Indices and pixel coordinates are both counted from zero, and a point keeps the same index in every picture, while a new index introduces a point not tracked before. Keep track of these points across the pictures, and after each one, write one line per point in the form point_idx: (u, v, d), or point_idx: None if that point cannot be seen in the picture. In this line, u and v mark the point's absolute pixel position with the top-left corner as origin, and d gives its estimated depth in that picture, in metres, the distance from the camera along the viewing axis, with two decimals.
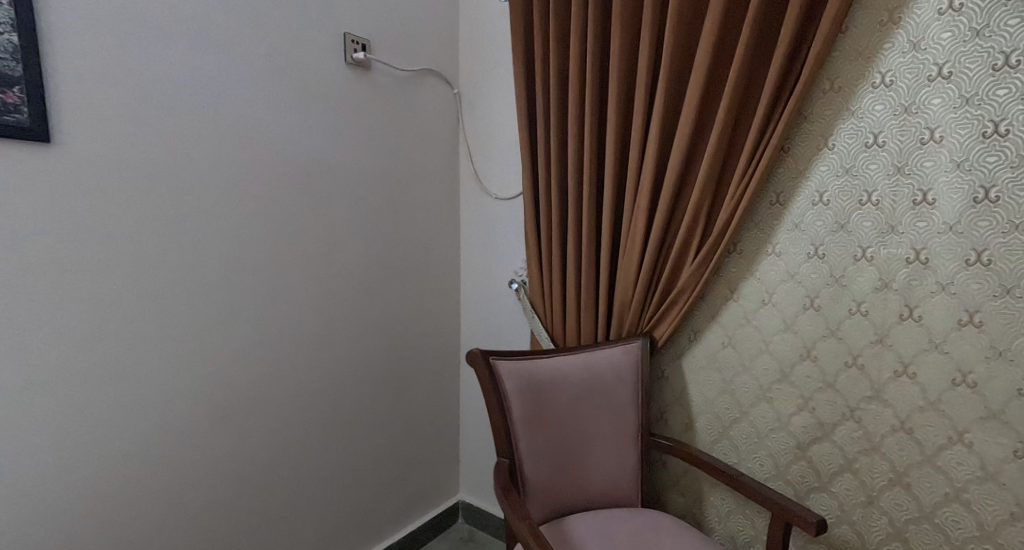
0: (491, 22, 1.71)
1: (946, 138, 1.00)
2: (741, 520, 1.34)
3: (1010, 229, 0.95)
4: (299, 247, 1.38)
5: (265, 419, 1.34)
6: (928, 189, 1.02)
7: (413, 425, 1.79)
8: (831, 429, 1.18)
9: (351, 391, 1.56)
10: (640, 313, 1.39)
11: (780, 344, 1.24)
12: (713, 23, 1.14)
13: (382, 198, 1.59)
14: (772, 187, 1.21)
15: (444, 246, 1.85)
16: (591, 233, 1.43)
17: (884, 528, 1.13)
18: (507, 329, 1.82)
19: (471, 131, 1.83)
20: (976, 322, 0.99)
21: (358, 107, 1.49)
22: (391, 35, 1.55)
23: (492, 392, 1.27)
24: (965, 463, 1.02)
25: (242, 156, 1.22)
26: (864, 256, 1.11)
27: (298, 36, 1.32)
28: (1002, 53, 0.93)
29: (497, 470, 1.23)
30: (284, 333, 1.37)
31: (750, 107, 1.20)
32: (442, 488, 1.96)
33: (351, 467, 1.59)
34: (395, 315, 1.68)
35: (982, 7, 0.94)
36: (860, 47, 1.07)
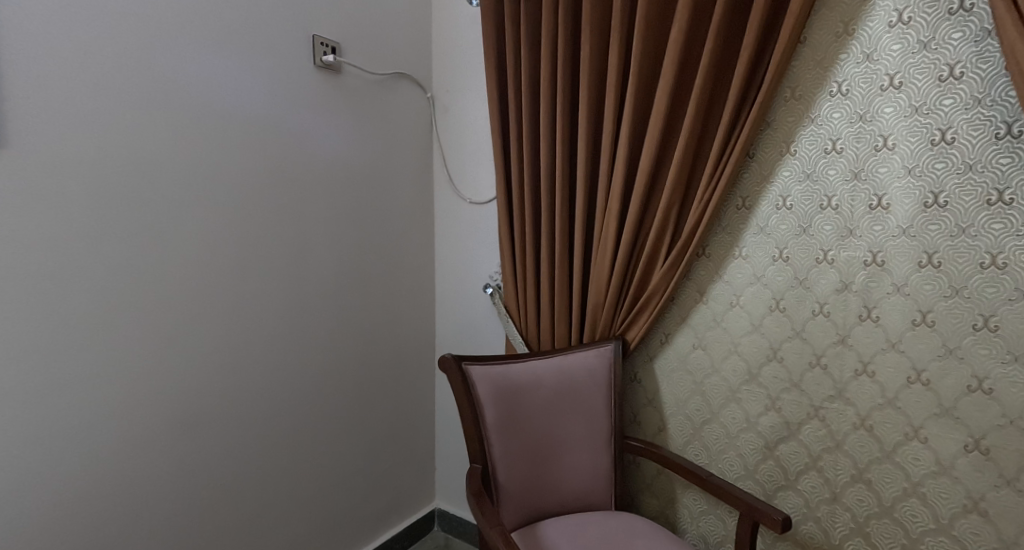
0: (464, 27, 1.72)
1: (898, 145, 1.01)
2: (712, 520, 1.34)
3: (958, 233, 0.96)
4: (265, 254, 1.36)
5: (232, 427, 1.33)
6: (883, 194, 1.04)
7: (385, 427, 1.79)
8: (797, 428, 1.18)
9: (321, 400, 1.55)
10: (612, 316, 1.39)
11: (747, 345, 1.24)
12: (679, 31, 1.16)
13: (352, 204, 1.58)
14: (737, 192, 1.23)
15: (417, 249, 1.84)
16: (563, 236, 1.44)
17: (847, 524, 1.13)
18: (483, 333, 1.82)
19: (445, 135, 1.82)
20: (929, 322, 1.00)
21: (327, 110, 1.46)
22: (361, 37, 1.54)
23: (465, 398, 1.23)
24: (921, 459, 1.03)
25: (207, 162, 1.20)
26: (825, 259, 1.12)
27: (264, 38, 1.30)
28: (947, 65, 0.95)
29: (471, 477, 1.18)
30: (253, 342, 1.36)
31: (716, 112, 1.20)
32: (416, 491, 1.95)
33: (322, 473, 1.59)
34: (367, 321, 1.67)
35: (929, 19, 0.96)
36: (818, 56, 1.09)
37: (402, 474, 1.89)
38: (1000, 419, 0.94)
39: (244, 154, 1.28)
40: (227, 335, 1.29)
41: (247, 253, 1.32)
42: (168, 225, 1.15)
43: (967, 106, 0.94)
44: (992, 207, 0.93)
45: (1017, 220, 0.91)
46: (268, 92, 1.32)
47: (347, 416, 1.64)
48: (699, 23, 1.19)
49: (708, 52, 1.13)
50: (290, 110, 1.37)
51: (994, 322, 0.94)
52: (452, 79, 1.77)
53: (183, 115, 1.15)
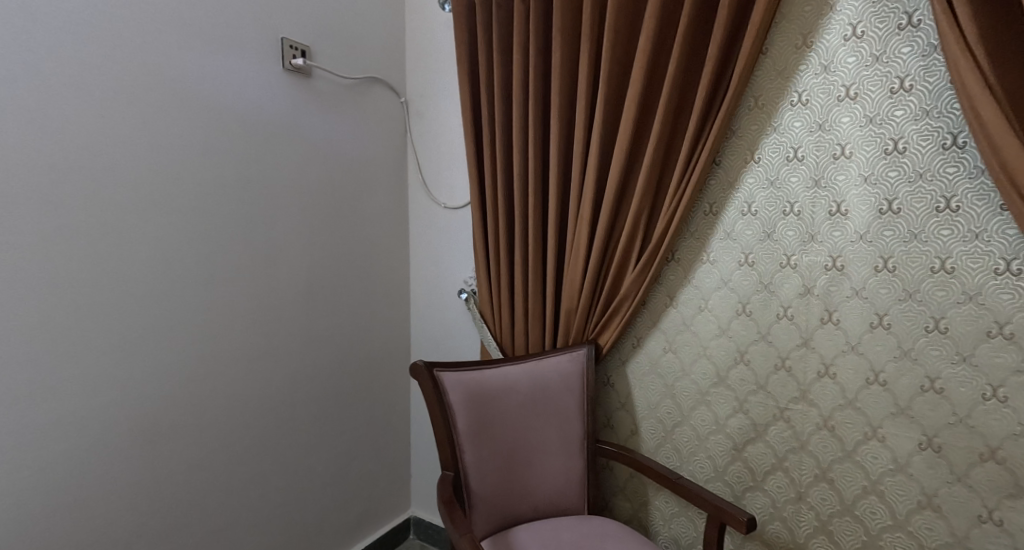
0: (437, 33, 1.72)
1: (855, 154, 1.05)
2: (683, 522, 1.35)
3: (911, 238, 1.00)
4: (233, 260, 1.32)
5: (197, 439, 1.29)
6: (842, 201, 1.07)
7: (359, 435, 1.75)
8: (763, 429, 1.20)
9: (291, 408, 1.52)
10: (585, 320, 1.40)
11: (715, 348, 1.27)
12: (646, 40, 1.18)
13: (323, 208, 1.55)
14: (704, 198, 1.25)
15: (390, 254, 1.82)
16: (536, 241, 1.44)
17: (811, 522, 1.15)
18: (458, 339, 1.81)
19: (420, 140, 1.81)
20: (885, 324, 1.04)
21: (297, 114, 1.44)
22: (332, 41, 1.53)
23: (436, 404, 1.22)
24: (879, 457, 1.06)
25: (169, 165, 1.17)
26: (789, 264, 1.15)
27: (230, 40, 1.27)
28: (897, 78, 0.99)
29: (443, 485, 1.17)
30: (220, 350, 1.32)
31: (683, 120, 1.23)
32: (391, 499, 1.92)
33: (293, 484, 1.55)
34: (340, 328, 1.65)
35: (880, 33, 1.00)
36: (779, 67, 1.12)
37: (377, 483, 1.86)
38: (951, 417, 0.98)
39: (210, 159, 1.25)
40: (192, 343, 1.25)
41: (214, 260, 1.28)
42: (128, 230, 1.10)
43: (917, 116, 0.98)
44: (941, 214, 0.96)
45: (964, 226, 0.94)
46: (235, 95, 1.29)
47: (320, 425, 1.61)
48: (667, 32, 1.21)
49: (675, 62, 1.15)
50: (258, 114, 1.35)
51: (944, 324, 0.98)
52: (425, 83, 1.77)
53: (143, 117, 1.11)
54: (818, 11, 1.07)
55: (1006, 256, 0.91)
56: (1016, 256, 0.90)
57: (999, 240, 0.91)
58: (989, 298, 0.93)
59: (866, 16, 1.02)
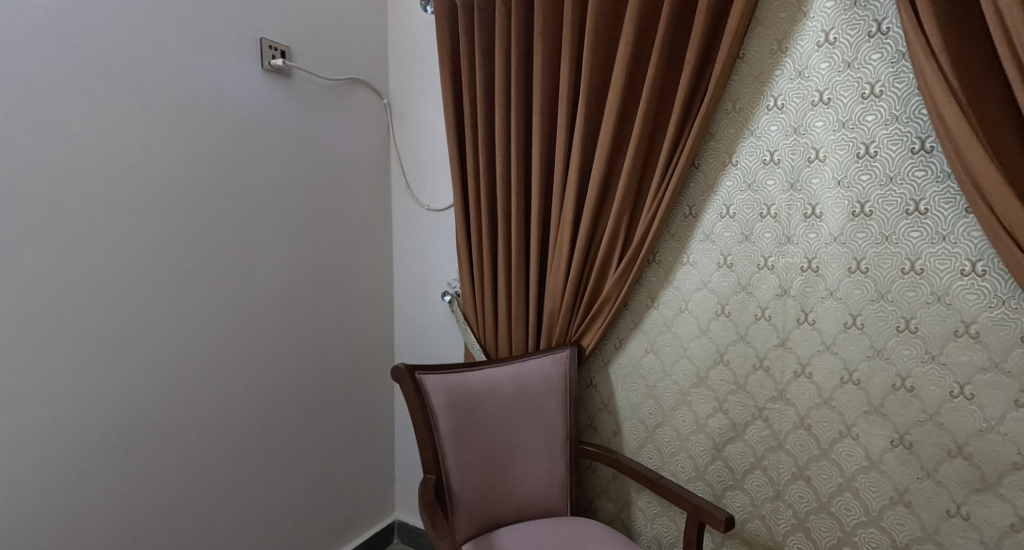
0: (420, 34, 1.71)
1: (829, 158, 1.07)
2: (666, 522, 1.36)
3: (882, 240, 1.02)
4: (212, 263, 1.30)
5: (173, 446, 1.26)
6: (816, 203, 1.09)
7: (342, 439, 1.74)
8: (742, 429, 1.22)
9: (272, 413, 1.49)
10: (568, 322, 1.40)
11: (696, 349, 1.28)
12: (627, 44, 1.19)
13: (304, 210, 1.53)
14: (684, 201, 1.27)
15: (373, 256, 1.80)
16: (519, 243, 1.44)
17: (789, 520, 1.17)
18: (443, 342, 1.81)
19: (403, 142, 1.80)
20: (859, 324, 1.06)
21: (277, 115, 1.43)
22: (313, 42, 1.51)
23: (418, 408, 1.22)
24: (853, 455, 1.08)
25: (144, 167, 1.14)
26: (766, 265, 1.17)
27: (207, 40, 1.25)
28: (868, 84, 1.02)
29: (424, 488, 1.17)
30: (198, 355, 1.29)
31: (663, 122, 1.24)
32: (375, 504, 1.90)
33: (274, 491, 1.52)
34: (322, 331, 1.63)
35: (852, 39, 1.03)
36: (755, 72, 1.14)
37: (361, 488, 1.84)
38: (921, 415, 1.00)
39: (186, 160, 1.22)
40: (169, 348, 1.23)
41: (191, 263, 1.26)
42: (99, 233, 1.08)
43: (887, 121, 1.00)
44: (911, 216, 0.99)
45: (932, 229, 0.97)
46: (213, 96, 1.27)
47: (302, 429, 1.59)
48: (646, 36, 1.23)
49: (654, 66, 1.16)
50: (237, 115, 1.33)
51: (914, 324, 1.00)
52: (408, 85, 1.76)
53: (117, 117, 1.09)
54: (792, 18, 1.09)
55: (972, 258, 0.94)
56: (980, 258, 0.93)
57: (965, 242, 0.94)
58: (956, 299, 0.96)
59: (838, 22, 1.04)
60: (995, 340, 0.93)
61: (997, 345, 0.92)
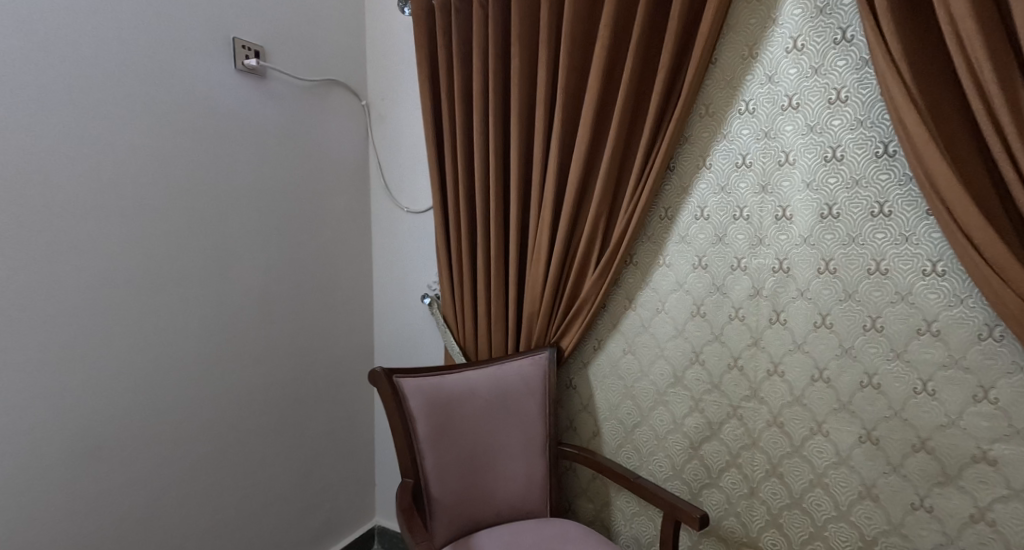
0: (398, 35, 1.70)
1: (798, 161, 1.10)
2: (644, 521, 1.37)
3: (849, 241, 1.05)
4: (185, 266, 1.27)
5: (143, 454, 1.22)
6: (787, 205, 1.12)
7: (320, 445, 1.71)
8: (718, 427, 1.24)
9: (247, 419, 1.46)
10: (547, 324, 1.41)
11: (673, 349, 1.30)
12: (603, 48, 1.20)
13: (280, 212, 1.51)
14: (660, 203, 1.28)
15: (352, 259, 1.78)
16: (498, 245, 1.45)
17: (763, 516, 1.19)
18: (423, 345, 1.79)
19: (381, 143, 1.79)
20: (828, 323, 1.09)
21: (252, 115, 1.40)
22: (288, 42, 1.49)
23: (396, 411, 1.21)
24: (824, 451, 1.10)
25: (112, 167, 1.11)
26: (739, 266, 1.19)
27: (177, 39, 1.22)
28: (835, 89, 1.04)
29: (402, 492, 1.16)
30: (169, 360, 1.26)
31: (639, 125, 1.26)
32: (355, 510, 1.88)
33: (251, 498, 1.49)
34: (299, 335, 1.60)
35: (818, 46, 1.05)
36: (727, 77, 1.17)
37: (340, 493, 1.81)
38: (887, 411, 1.03)
39: (156, 159, 1.19)
40: (139, 353, 1.20)
41: (162, 265, 1.23)
42: (62, 233, 1.05)
43: (853, 125, 1.03)
44: (876, 218, 1.02)
45: (896, 230, 1.00)
46: (183, 95, 1.24)
47: (280, 434, 1.56)
48: (621, 40, 1.24)
49: (629, 71, 1.18)
50: (210, 115, 1.30)
51: (880, 323, 1.03)
52: (387, 86, 1.75)
53: (83, 117, 1.06)
54: (762, 24, 1.11)
55: (932, 258, 0.97)
56: (941, 258, 0.96)
57: (926, 243, 0.97)
58: (918, 298, 0.99)
59: (805, 30, 1.07)
60: (955, 338, 0.96)
61: (957, 343, 0.95)
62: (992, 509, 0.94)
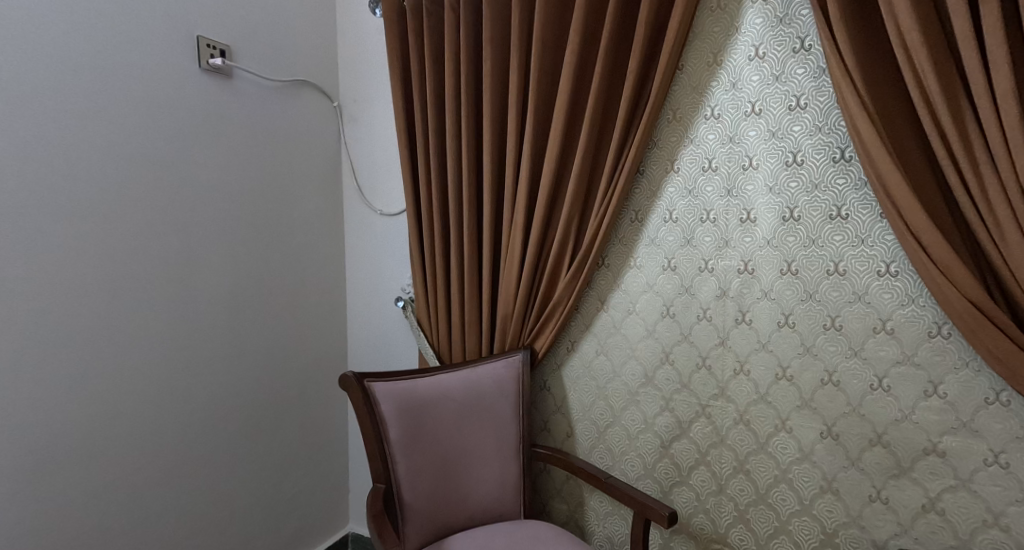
0: (369, 36, 1.69)
1: (761, 165, 1.13)
2: (617, 520, 1.38)
3: (809, 244, 1.09)
4: (147, 270, 1.23)
5: (103, 465, 1.18)
6: (751, 209, 1.15)
7: (291, 452, 1.67)
8: (687, 426, 1.26)
9: (214, 427, 1.42)
10: (521, 325, 1.41)
11: (644, 349, 1.31)
12: (573, 52, 1.21)
13: (248, 214, 1.48)
14: (630, 206, 1.30)
15: (323, 263, 1.76)
16: (472, 248, 1.44)
17: (731, 513, 1.22)
18: (396, 350, 1.78)
19: (354, 145, 1.77)
20: (791, 323, 1.12)
21: (217, 116, 1.37)
22: (256, 42, 1.46)
23: (366, 416, 1.20)
24: (787, 447, 1.14)
25: (68, 168, 1.07)
26: (707, 268, 1.22)
27: (139, 38, 1.18)
28: (795, 96, 1.08)
29: (373, 497, 1.15)
30: (131, 368, 1.21)
31: (609, 129, 1.28)
32: (327, 518, 1.84)
33: (218, 509, 1.45)
34: (269, 339, 1.57)
35: (779, 55, 1.09)
36: (693, 83, 1.19)
37: (312, 501, 1.77)
38: (846, 407, 1.07)
39: (115, 159, 1.15)
40: (97, 361, 1.15)
41: (121, 269, 1.18)
42: (13, 236, 1.00)
43: (812, 131, 1.07)
44: (834, 220, 1.06)
45: (853, 232, 1.04)
46: (145, 93, 1.20)
47: (248, 442, 1.52)
48: (591, 46, 1.26)
49: (599, 75, 1.20)
50: (173, 115, 1.26)
51: (839, 322, 1.07)
52: (358, 87, 1.73)
53: (38, 115, 1.02)
54: (726, 32, 1.14)
55: (886, 259, 1.01)
56: (894, 259, 1.00)
57: (880, 245, 1.01)
58: (874, 298, 1.03)
59: (767, 38, 1.10)
60: (908, 335, 1.00)
61: (910, 340, 1.00)
62: (941, 499, 0.98)
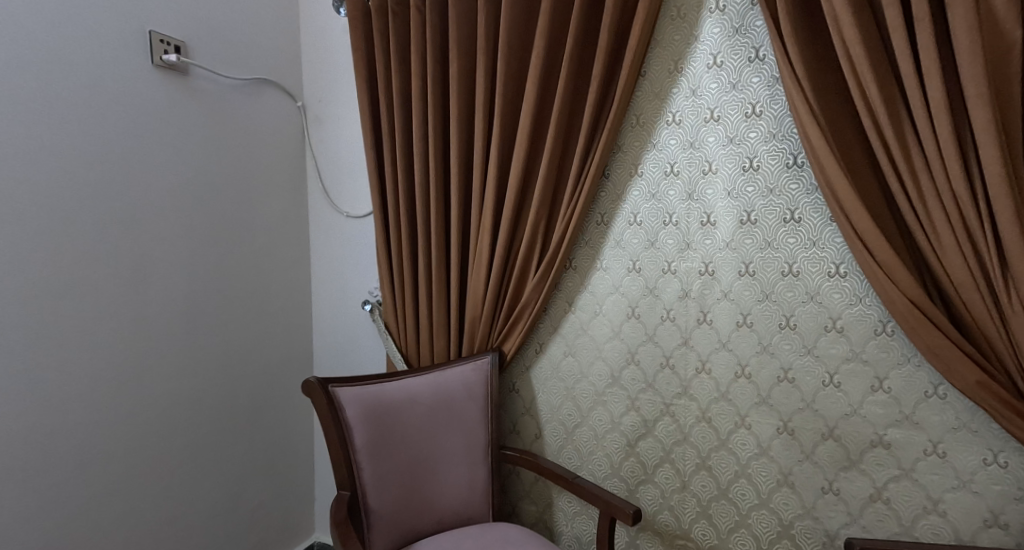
0: (334, 35, 1.66)
1: (720, 170, 1.17)
2: (585, 520, 1.40)
3: (765, 246, 1.13)
4: (98, 275, 1.18)
5: (49, 481, 1.11)
6: (710, 212, 1.18)
7: (254, 461, 1.62)
8: (653, 425, 1.28)
9: (172, 437, 1.36)
10: (489, 328, 1.41)
11: (610, 350, 1.33)
12: (539, 56, 1.22)
13: (207, 216, 1.43)
14: (596, 209, 1.32)
15: (288, 266, 1.71)
16: (440, 251, 1.44)
17: (694, 509, 1.24)
18: (363, 354, 1.75)
19: (318, 145, 1.74)
20: (749, 323, 1.16)
21: (172, 114, 1.32)
22: (213, 39, 1.41)
23: (331, 422, 1.17)
24: (747, 443, 1.17)
25: (10, 167, 1.01)
26: (669, 270, 1.24)
27: (87, 31, 1.13)
28: (751, 104, 1.12)
29: (338, 505, 1.12)
30: (81, 378, 1.16)
31: (574, 134, 1.29)
32: (293, 528, 1.79)
33: (174, 524, 1.38)
34: (229, 345, 1.51)
35: (736, 63, 1.13)
36: (655, 90, 1.22)
37: (276, 510, 1.72)
38: (800, 403, 1.11)
39: (59, 159, 1.09)
40: (41, 371, 1.09)
41: (65, 273, 1.12)
42: None
43: (767, 138, 1.11)
44: (788, 224, 1.10)
45: (805, 235, 1.08)
46: (95, 90, 1.15)
47: (208, 453, 1.46)
48: (556, 50, 1.27)
49: (564, 79, 1.21)
50: (125, 113, 1.21)
51: (793, 321, 1.11)
52: (323, 87, 1.70)
53: None
54: (686, 41, 1.18)
55: (836, 261, 1.06)
56: (842, 261, 1.05)
57: (831, 247, 1.06)
58: (825, 298, 1.07)
59: (724, 48, 1.14)
60: (856, 333, 1.05)
61: (857, 338, 1.04)
62: (887, 489, 1.03)
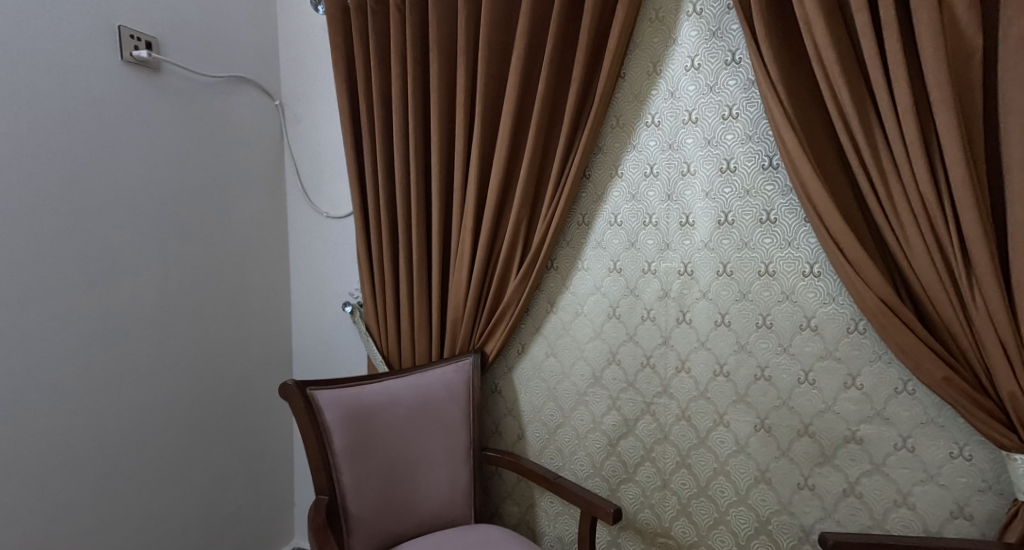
0: (312, 33, 1.63)
1: (698, 171, 1.18)
2: (567, 520, 1.40)
3: (742, 246, 1.14)
4: (66, 278, 1.14)
5: (14, 491, 1.08)
6: (689, 212, 1.20)
7: (232, 467, 1.59)
8: (634, 424, 1.29)
9: (145, 443, 1.33)
10: (471, 328, 1.41)
11: (591, 350, 1.34)
12: (519, 57, 1.22)
13: (182, 217, 1.39)
14: (577, 210, 1.33)
15: (265, 267, 1.68)
16: (420, 251, 1.43)
17: (674, 507, 1.26)
18: (344, 357, 1.72)
19: (297, 144, 1.71)
20: (727, 322, 1.17)
21: (144, 112, 1.28)
22: (186, 35, 1.38)
23: (309, 426, 1.15)
24: (725, 441, 1.19)
25: None
26: (650, 270, 1.26)
27: (53, 25, 1.09)
28: (728, 106, 1.14)
29: (316, 510, 1.10)
30: (47, 384, 1.12)
31: (555, 134, 1.30)
32: (272, 534, 1.76)
33: (147, 533, 1.34)
34: (205, 348, 1.48)
35: (713, 66, 1.15)
36: (635, 91, 1.23)
37: (255, 516, 1.69)
38: (776, 401, 1.13)
39: (23, 157, 1.05)
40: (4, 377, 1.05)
41: (30, 274, 1.08)
42: None
43: (743, 140, 1.13)
44: (764, 224, 1.12)
45: (781, 236, 1.10)
46: (62, 86, 1.11)
47: (183, 459, 1.43)
48: (537, 51, 1.28)
49: (544, 80, 1.21)
50: (94, 110, 1.17)
51: (769, 320, 1.13)
52: (301, 86, 1.68)
53: None
54: (664, 43, 1.19)
55: (810, 261, 1.08)
56: (816, 261, 1.07)
57: (805, 247, 1.08)
58: (800, 297, 1.09)
59: (701, 51, 1.15)
60: (829, 331, 1.07)
61: (831, 336, 1.07)
62: (859, 483, 1.06)
